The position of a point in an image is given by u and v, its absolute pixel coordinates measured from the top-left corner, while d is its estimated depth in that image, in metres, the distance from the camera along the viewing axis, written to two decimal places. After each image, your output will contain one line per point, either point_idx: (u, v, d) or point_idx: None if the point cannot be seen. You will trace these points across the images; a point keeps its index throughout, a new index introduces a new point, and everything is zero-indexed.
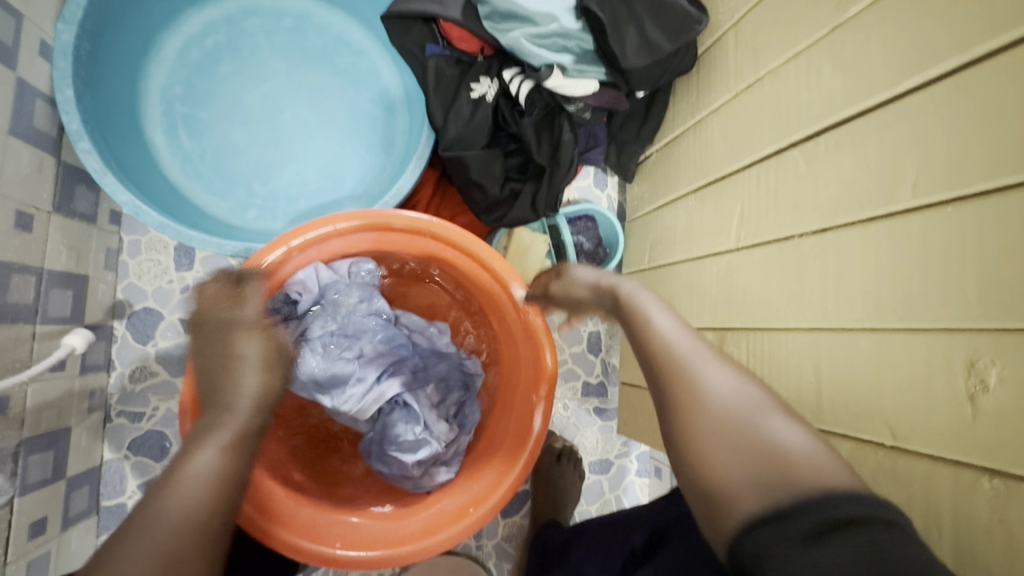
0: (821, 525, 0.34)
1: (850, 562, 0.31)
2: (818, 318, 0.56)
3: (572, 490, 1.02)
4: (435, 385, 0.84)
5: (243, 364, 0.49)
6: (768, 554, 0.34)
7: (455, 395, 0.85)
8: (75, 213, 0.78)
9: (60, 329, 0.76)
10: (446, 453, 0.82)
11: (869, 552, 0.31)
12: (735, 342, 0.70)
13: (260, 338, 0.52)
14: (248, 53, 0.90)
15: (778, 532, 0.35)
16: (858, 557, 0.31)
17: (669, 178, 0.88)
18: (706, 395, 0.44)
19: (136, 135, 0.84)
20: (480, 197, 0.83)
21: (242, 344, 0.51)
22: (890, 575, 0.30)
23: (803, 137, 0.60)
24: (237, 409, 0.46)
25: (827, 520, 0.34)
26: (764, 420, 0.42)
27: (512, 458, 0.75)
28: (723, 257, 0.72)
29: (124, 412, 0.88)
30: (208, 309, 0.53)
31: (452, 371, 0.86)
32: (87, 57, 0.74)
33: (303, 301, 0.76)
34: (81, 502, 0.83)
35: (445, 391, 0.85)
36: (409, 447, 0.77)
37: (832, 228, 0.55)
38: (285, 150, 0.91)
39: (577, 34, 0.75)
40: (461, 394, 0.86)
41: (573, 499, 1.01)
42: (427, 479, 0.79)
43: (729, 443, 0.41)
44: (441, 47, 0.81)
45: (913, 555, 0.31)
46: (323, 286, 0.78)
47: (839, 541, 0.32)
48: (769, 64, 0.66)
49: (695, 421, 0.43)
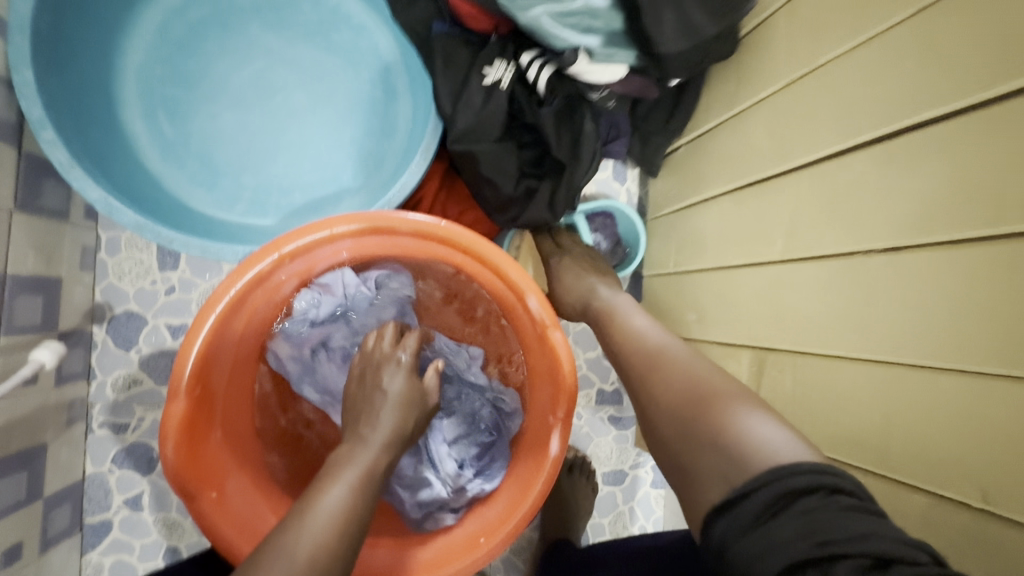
0: (774, 505, 0.40)
1: (794, 531, 0.38)
2: (890, 352, 0.50)
3: (584, 505, 0.96)
4: (458, 418, 0.77)
5: (389, 398, 0.60)
6: (729, 536, 0.41)
7: (481, 435, 0.77)
8: (43, 210, 0.70)
9: (30, 339, 0.69)
10: (456, 499, 0.74)
11: (811, 523, 0.38)
12: (779, 364, 0.63)
13: (403, 375, 0.63)
14: (234, 28, 0.81)
15: (734, 515, 0.41)
16: (801, 528, 0.37)
17: (700, 175, 0.80)
18: (674, 379, 0.56)
19: (111, 121, 0.76)
20: (492, 194, 0.75)
21: (389, 380, 0.62)
22: (827, 542, 0.36)
23: (873, 138, 0.52)
24: (369, 442, 0.56)
25: (778, 498, 0.40)
26: (734, 412, 0.49)
27: (526, 482, 0.69)
28: (766, 269, 0.65)
29: (107, 424, 0.82)
30: (376, 347, 0.66)
31: (482, 405, 0.78)
32: (50, 33, 0.66)
33: (325, 305, 0.72)
34: (62, 520, 0.77)
35: (470, 428, 0.77)
36: (410, 483, 0.73)
37: (909, 248, 0.48)
38: (277, 137, 0.82)
39: (605, 13, 0.66)
40: (488, 435, 0.77)
41: (585, 514, 0.96)
42: (431, 522, 0.74)
43: (708, 435, 0.49)
44: (448, 26, 0.72)
45: (850, 529, 0.36)
46: (348, 293, 0.73)
47: (785, 515, 0.39)
48: (830, 51, 0.57)
49: (661, 397, 0.56)
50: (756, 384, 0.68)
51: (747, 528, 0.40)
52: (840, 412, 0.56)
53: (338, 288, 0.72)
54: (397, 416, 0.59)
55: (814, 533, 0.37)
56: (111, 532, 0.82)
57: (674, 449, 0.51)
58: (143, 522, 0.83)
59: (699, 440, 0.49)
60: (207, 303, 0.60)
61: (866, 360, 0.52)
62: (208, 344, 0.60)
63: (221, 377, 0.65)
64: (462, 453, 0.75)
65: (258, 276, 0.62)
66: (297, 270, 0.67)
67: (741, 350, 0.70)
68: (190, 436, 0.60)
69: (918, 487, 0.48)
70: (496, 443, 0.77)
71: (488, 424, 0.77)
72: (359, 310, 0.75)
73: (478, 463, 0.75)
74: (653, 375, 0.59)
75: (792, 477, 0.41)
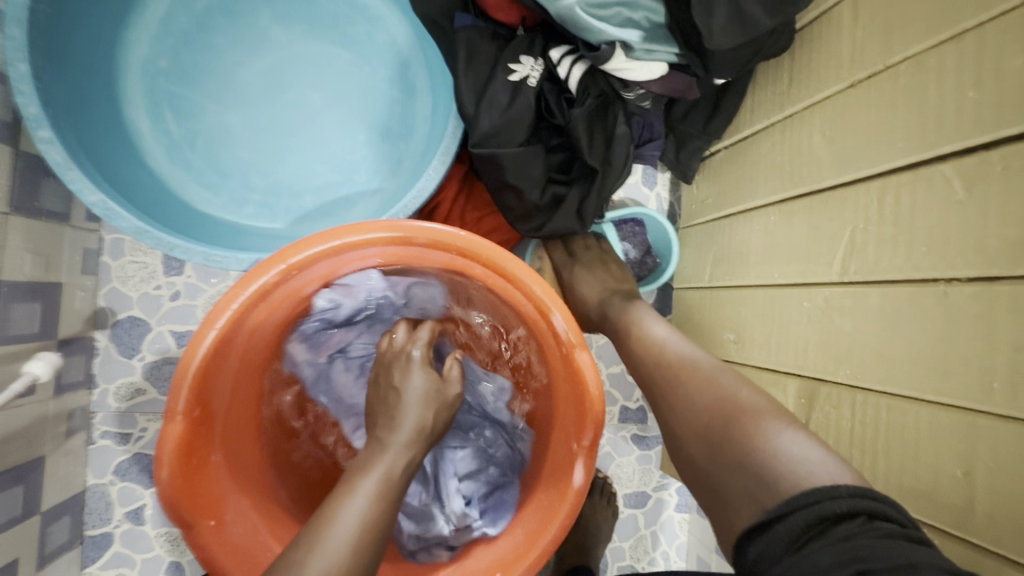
0: (809, 531, 0.37)
1: (831, 559, 0.34)
2: (973, 395, 0.43)
3: (604, 530, 0.90)
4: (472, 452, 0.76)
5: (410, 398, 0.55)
6: (764, 562, 0.38)
7: (491, 472, 0.75)
8: (41, 212, 0.66)
9: (26, 348, 0.65)
10: (455, 538, 0.70)
11: (849, 550, 0.34)
12: (832, 397, 0.57)
13: (420, 372, 0.58)
14: (244, 20, 0.76)
15: (771, 540, 0.38)
16: (839, 555, 0.34)
17: (742, 183, 0.74)
18: (708, 391, 0.51)
19: (114, 119, 0.72)
20: (516, 202, 0.69)
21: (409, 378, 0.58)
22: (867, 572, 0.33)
23: (960, 149, 0.45)
24: (390, 443, 0.52)
25: (815, 522, 0.37)
26: (767, 426, 0.45)
27: (546, 513, 0.64)
28: (819, 291, 0.59)
29: (109, 434, 0.79)
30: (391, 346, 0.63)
31: (501, 443, 0.76)
32: (48, 25, 0.62)
33: (344, 307, 0.67)
34: (60, 535, 0.74)
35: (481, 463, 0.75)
36: (413, 513, 0.71)
37: (1004, 279, 0.41)
38: (288, 136, 0.78)
39: (646, 3, 0.61)
40: (499, 476, 0.75)
41: (604, 540, 0.90)
42: (425, 557, 0.69)
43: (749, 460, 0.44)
44: (473, 17, 0.67)
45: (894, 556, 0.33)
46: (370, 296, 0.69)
47: (824, 544, 0.36)
48: (906, 48, 0.50)
49: (694, 412, 0.50)
50: (802, 418, 0.61)
51: (782, 553, 0.37)
52: (906, 457, 0.49)
53: (361, 292, 0.67)
54: (421, 413, 0.55)
55: (853, 560, 0.34)
56: (111, 545, 0.79)
57: (708, 474, 0.47)
58: (144, 536, 0.80)
59: (732, 466, 0.45)
60: (207, 319, 0.55)
61: (943, 402, 0.46)
62: (208, 362, 0.56)
63: (222, 397, 0.61)
64: (472, 487, 0.73)
65: (263, 290, 0.58)
66: (303, 283, 0.62)
67: (786, 377, 0.64)
68: (187, 460, 0.56)
69: (1004, 556, 0.42)
70: (506, 486, 0.74)
71: (503, 461, 0.76)
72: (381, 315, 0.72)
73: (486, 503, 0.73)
74: (672, 387, 0.54)
75: (836, 501, 0.37)
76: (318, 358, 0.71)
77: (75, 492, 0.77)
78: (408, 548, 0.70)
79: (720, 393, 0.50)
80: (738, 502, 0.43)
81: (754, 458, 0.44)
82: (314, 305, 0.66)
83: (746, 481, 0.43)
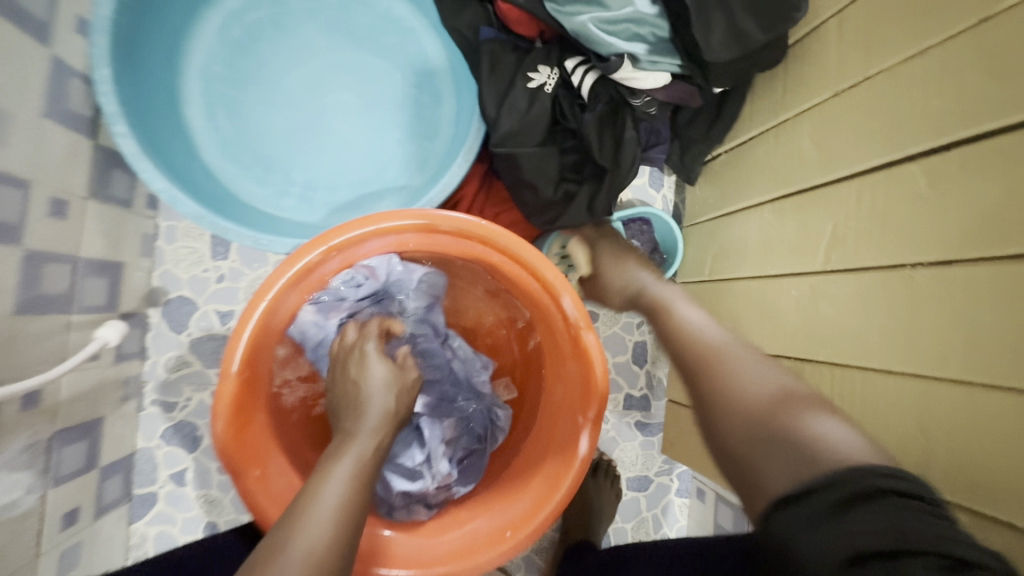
0: (843, 503, 0.34)
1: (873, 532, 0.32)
2: (933, 365, 0.49)
3: (607, 509, 0.96)
4: (455, 420, 0.80)
5: (372, 386, 0.60)
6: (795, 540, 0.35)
7: (467, 440, 0.80)
8: (112, 198, 0.75)
9: (95, 318, 0.73)
10: (434, 496, 0.76)
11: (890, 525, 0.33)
12: (815, 376, 0.62)
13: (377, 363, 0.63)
14: (290, 31, 0.85)
15: (801, 512, 0.35)
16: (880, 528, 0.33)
17: (740, 185, 0.80)
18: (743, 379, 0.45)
19: (175, 118, 0.80)
20: (532, 197, 0.76)
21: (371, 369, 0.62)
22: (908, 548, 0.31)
23: (926, 150, 0.51)
24: (361, 430, 0.56)
25: (848, 498, 0.34)
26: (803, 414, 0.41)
27: (554, 480, 0.70)
28: (806, 279, 0.65)
29: (158, 402, 0.87)
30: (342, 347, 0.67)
31: (477, 412, 0.81)
32: (126, 34, 0.70)
33: (366, 286, 0.74)
34: (114, 490, 0.82)
35: (462, 431, 0.80)
36: (404, 473, 0.74)
37: (959, 262, 0.47)
38: (325, 136, 0.86)
39: (651, 20, 0.67)
40: (475, 443, 0.80)
41: (607, 518, 0.95)
42: (405, 514, 0.74)
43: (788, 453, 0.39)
44: (495, 31, 0.75)
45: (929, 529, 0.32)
46: (388, 279, 0.75)
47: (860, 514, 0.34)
48: (883, 61, 0.56)
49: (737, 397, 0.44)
50: None
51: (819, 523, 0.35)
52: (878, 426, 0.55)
53: (383, 275, 0.74)
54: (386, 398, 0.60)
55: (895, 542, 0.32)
56: (156, 504, 0.87)
57: (743, 463, 0.41)
58: (185, 497, 0.88)
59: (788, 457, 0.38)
60: (257, 293, 0.63)
61: (909, 374, 0.51)
62: (257, 331, 0.63)
63: (266, 366, 0.68)
64: (452, 452, 0.78)
65: (304, 268, 0.65)
66: (341, 263, 0.70)
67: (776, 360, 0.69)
68: (237, 418, 0.63)
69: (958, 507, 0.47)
70: (478, 452, 0.80)
71: (479, 431, 0.80)
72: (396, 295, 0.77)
73: (461, 466, 0.79)
74: (711, 374, 0.47)
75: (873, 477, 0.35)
76: (332, 322, 0.73)
77: (127, 454, 0.84)
78: (387, 504, 0.74)
79: (773, 397, 0.43)
80: (779, 484, 0.38)
81: (795, 440, 0.39)
82: (334, 282, 0.72)
83: (781, 468, 0.38)
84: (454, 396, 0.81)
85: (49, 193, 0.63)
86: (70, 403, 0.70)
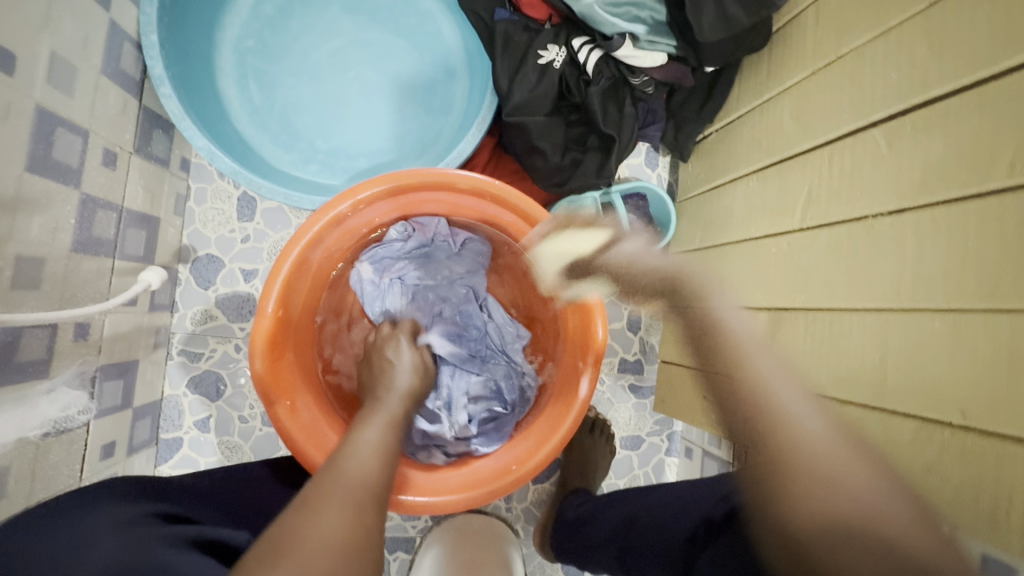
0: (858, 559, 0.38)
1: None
2: (889, 298, 0.57)
3: (602, 462, 1.02)
4: (484, 380, 0.85)
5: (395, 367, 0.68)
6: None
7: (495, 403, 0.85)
8: (152, 156, 0.81)
9: (135, 266, 0.79)
10: (452, 443, 0.82)
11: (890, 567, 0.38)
12: (791, 322, 0.70)
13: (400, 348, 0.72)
14: (317, 10, 0.92)
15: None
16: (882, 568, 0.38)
17: (729, 159, 0.87)
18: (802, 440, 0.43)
19: (210, 86, 0.87)
20: (542, 163, 0.83)
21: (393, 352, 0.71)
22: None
23: (887, 116, 0.59)
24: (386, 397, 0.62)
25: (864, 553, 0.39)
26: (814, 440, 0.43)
27: (556, 419, 0.77)
28: (785, 237, 0.72)
29: (184, 352, 0.93)
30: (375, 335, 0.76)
31: (508, 377, 0.86)
32: (171, 4, 0.77)
33: (412, 240, 0.84)
34: (144, 431, 0.88)
35: (491, 393, 0.85)
36: (429, 415, 0.81)
37: (912, 208, 0.55)
38: (346, 109, 0.93)
39: (650, 5, 0.76)
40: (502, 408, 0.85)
41: (602, 471, 1.02)
42: (424, 455, 0.81)
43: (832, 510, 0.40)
44: (509, 13, 0.82)
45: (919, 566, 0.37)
46: (434, 236, 0.85)
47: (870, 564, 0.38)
48: (853, 41, 0.64)
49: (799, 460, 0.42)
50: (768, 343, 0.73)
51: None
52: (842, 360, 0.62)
53: (430, 231, 0.84)
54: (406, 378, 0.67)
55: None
56: (181, 448, 0.93)
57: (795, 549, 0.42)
58: (209, 442, 0.93)
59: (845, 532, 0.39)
60: (293, 238, 0.69)
61: (870, 310, 0.59)
62: (291, 274, 0.70)
63: (296, 311, 0.75)
64: (478, 409, 0.83)
65: (335, 219, 0.72)
66: (367, 218, 0.76)
67: (758, 313, 0.77)
68: (273, 352, 0.70)
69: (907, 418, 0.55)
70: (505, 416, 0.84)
71: (508, 397, 0.85)
72: (441, 253, 0.86)
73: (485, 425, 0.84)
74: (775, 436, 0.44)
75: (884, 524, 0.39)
76: (382, 277, 0.85)
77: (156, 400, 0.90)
78: (411, 445, 0.80)
79: (814, 432, 0.43)
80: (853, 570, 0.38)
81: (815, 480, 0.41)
82: (390, 232, 0.83)
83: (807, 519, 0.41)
84: (486, 357, 0.87)
85: (103, 144, 0.69)
86: (112, 342, 0.76)
